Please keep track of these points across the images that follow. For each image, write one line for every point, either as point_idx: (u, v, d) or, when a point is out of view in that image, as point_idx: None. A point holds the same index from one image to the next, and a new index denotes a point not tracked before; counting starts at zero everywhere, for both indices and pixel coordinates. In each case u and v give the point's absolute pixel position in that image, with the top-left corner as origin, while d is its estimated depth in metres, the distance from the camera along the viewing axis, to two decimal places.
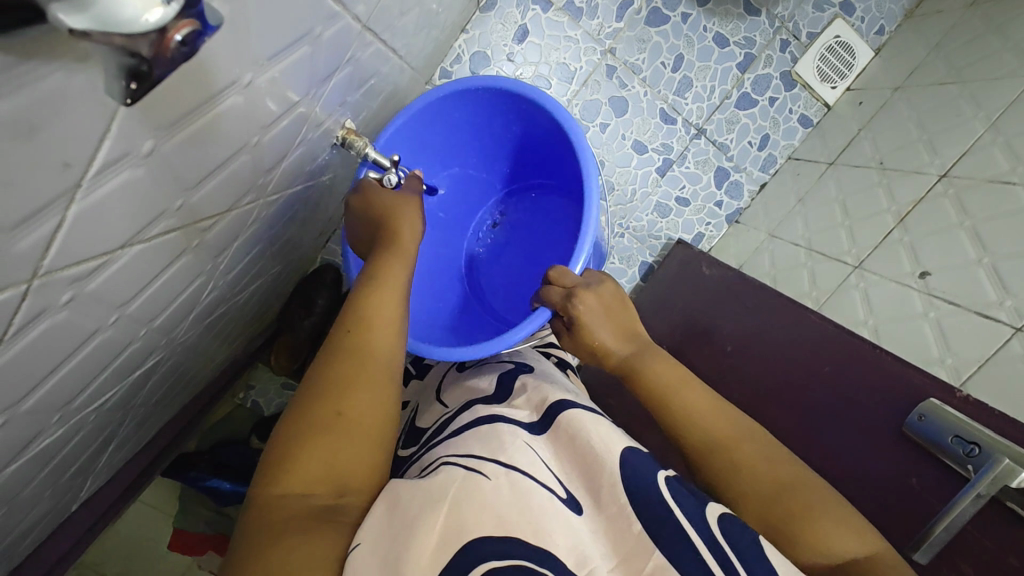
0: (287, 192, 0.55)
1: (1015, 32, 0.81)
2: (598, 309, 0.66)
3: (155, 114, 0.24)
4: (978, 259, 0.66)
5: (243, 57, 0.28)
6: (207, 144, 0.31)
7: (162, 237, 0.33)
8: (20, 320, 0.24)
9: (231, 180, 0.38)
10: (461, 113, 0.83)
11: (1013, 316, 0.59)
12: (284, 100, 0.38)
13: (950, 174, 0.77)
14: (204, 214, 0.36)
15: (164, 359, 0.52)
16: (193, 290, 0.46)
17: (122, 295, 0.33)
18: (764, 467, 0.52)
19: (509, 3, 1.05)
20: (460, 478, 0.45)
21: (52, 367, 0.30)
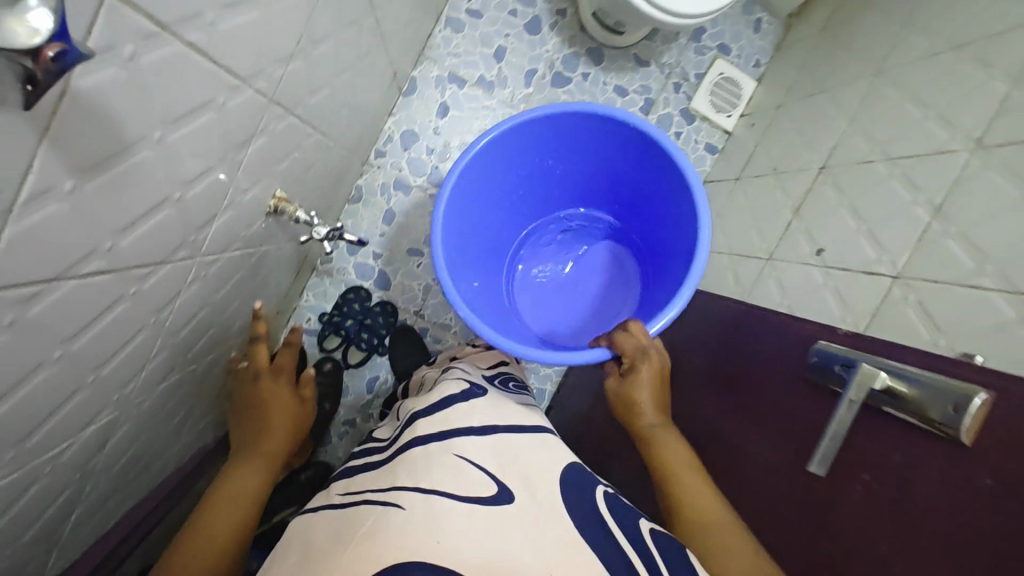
0: (227, 253, 0.61)
1: (858, 45, 0.95)
2: (658, 399, 0.69)
3: (74, 154, 0.30)
4: (857, 228, 0.75)
5: (149, 118, 0.35)
6: (128, 190, 0.37)
7: (97, 277, 0.38)
8: None
9: (159, 233, 0.44)
10: (552, 148, 0.88)
11: (891, 268, 0.67)
12: (201, 161, 0.45)
13: (827, 165, 0.87)
14: (136, 260, 0.42)
15: (120, 421, 0.56)
16: (140, 343, 0.50)
17: (63, 332, 0.38)
18: (720, 521, 0.57)
19: (428, 86, 1.18)
20: (379, 514, 0.50)
21: (1, 395, 0.34)
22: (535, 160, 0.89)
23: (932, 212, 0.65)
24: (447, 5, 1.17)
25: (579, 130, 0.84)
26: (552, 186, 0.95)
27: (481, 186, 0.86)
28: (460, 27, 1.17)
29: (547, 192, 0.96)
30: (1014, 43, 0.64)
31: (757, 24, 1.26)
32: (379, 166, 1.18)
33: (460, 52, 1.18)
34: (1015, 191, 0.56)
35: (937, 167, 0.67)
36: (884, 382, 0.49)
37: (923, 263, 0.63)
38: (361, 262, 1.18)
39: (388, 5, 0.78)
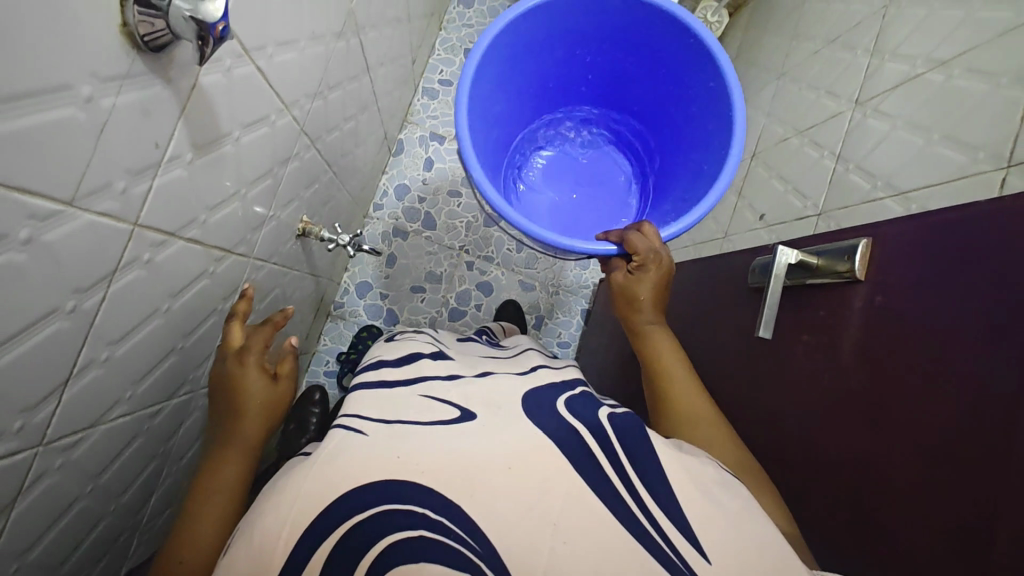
0: (269, 263, 0.79)
1: (766, 61, 1.16)
2: (652, 293, 0.74)
3: (196, 134, 0.44)
4: (786, 189, 0.90)
5: (233, 120, 0.50)
6: (218, 179, 0.52)
7: (192, 244, 0.53)
8: (127, 258, 0.43)
9: (228, 224, 0.59)
10: (579, 57, 0.92)
11: (815, 208, 0.81)
12: (258, 166, 0.60)
13: (757, 153, 1.04)
14: (215, 244, 0.58)
15: (191, 401, 0.72)
16: (209, 326, 0.67)
17: (170, 287, 0.53)
18: (728, 450, 0.58)
19: (413, 146, 1.36)
20: (337, 440, 0.48)
21: (132, 328, 0.49)
22: (567, 58, 0.91)
23: (836, 158, 0.80)
24: (423, 78, 1.38)
25: (604, 40, 0.88)
26: (576, 95, 1.02)
27: (516, 102, 0.94)
28: (435, 94, 1.38)
29: (569, 100, 1.03)
30: (868, 29, 0.83)
31: None
32: (377, 218, 1.32)
33: (438, 114, 1.37)
34: (887, 126, 0.72)
35: (834, 128, 0.83)
36: (798, 257, 0.61)
37: (836, 197, 0.77)
38: (370, 303, 1.31)
39: (379, 68, 0.96)
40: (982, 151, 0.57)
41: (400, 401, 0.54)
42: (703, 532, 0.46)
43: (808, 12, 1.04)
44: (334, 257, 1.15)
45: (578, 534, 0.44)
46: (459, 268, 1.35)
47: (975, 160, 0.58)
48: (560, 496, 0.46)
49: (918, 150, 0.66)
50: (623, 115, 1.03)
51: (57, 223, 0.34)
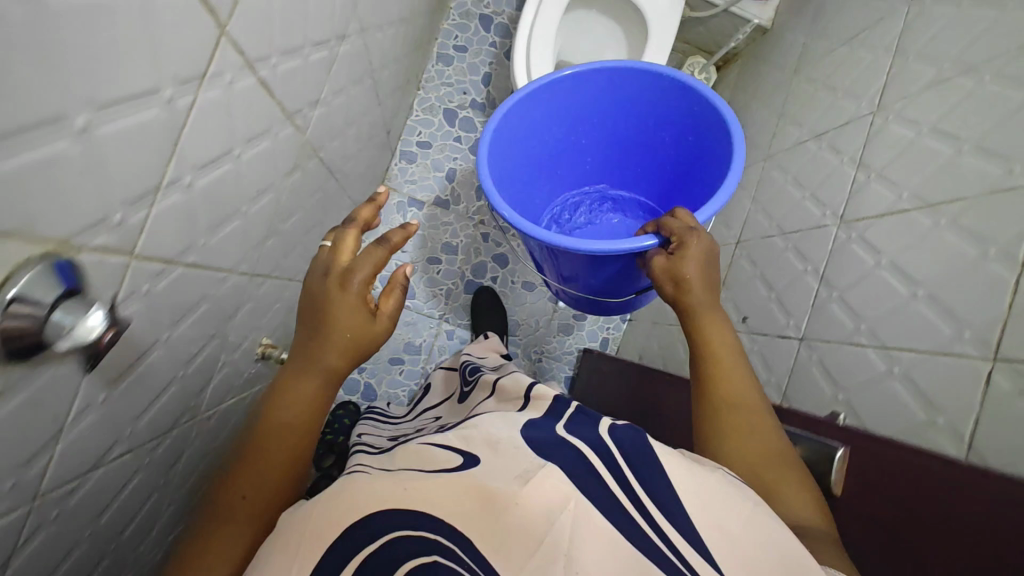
0: (221, 406, 0.82)
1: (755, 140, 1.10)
2: (700, 270, 0.63)
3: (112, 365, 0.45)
4: (770, 295, 0.87)
5: (140, 334, 0.50)
6: (133, 396, 0.54)
7: (114, 461, 0.56)
8: (26, 532, 0.46)
9: (156, 418, 0.61)
10: (587, 127, 0.92)
11: (797, 330, 0.79)
12: (184, 342, 0.60)
13: (743, 240, 1.00)
14: (141, 443, 0.60)
15: (149, 563, 0.78)
16: (155, 499, 0.71)
17: (92, 512, 0.56)
18: (761, 440, 0.54)
19: (391, 213, 1.32)
20: (342, 481, 0.43)
21: (54, 566, 0.53)
22: (585, 122, 0.92)
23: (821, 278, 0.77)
24: (401, 140, 1.33)
25: (616, 106, 0.89)
26: (585, 167, 1.00)
27: (532, 163, 0.92)
28: (414, 158, 1.33)
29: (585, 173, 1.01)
30: (857, 135, 0.78)
31: None
32: None
33: (416, 179, 1.33)
34: (872, 261, 0.68)
35: (814, 245, 0.80)
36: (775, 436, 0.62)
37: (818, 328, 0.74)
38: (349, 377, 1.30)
39: (345, 165, 0.92)
40: (967, 331, 0.54)
41: (400, 455, 0.48)
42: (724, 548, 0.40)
43: (800, 94, 0.99)
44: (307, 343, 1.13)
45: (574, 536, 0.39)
46: (439, 338, 1.33)
47: (960, 339, 0.55)
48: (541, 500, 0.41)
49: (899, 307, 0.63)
50: (648, 192, 0.99)
51: None
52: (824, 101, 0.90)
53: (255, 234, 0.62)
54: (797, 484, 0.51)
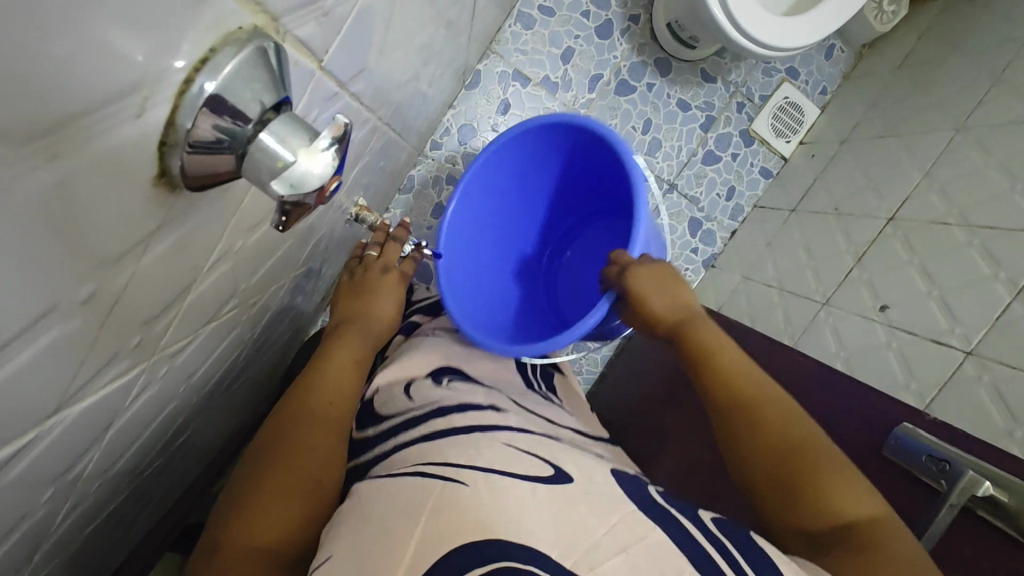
0: (308, 267, 0.63)
1: (907, 133, 0.97)
2: (654, 282, 0.69)
3: (141, 310, 0.24)
4: (928, 292, 0.75)
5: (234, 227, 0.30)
6: (210, 294, 0.33)
7: (211, 327, 0.37)
8: (87, 369, 0.24)
9: (261, 259, 0.39)
10: (535, 175, 0.89)
11: (964, 342, 0.67)
12: None
13: (897, 217, 0.87)
14: (240, 303, 0.40)
15: (190, 437, 0.58)
16: (232, 364, 0.52)
17: (182, 379, 0.37)
18: (790, 432, 0.53)
19: (491, 82, 1.14)
20: (437, 486, 0.41)
21: (116, 459, 0.34)
22: (511, 176, 0.87)
23: None
24: None
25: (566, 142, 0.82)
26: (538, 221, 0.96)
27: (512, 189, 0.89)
28: (531, 23, 1.14)
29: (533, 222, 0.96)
30: None
31: (831, 51, 1.24)
32: (433, 158, 1.15)
33: (527, 49, 1.14)
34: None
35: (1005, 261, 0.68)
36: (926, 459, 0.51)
37: (926, 367, 0.69)
38: None
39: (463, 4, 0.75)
40: None
41: (480, 449, 0.46)
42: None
43: (955, 138, 0.86)
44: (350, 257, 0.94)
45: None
46: None
47: None
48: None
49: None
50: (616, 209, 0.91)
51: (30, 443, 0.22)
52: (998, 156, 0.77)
53: (376, 96, 0.55)
54: (786, 421, 0.54)
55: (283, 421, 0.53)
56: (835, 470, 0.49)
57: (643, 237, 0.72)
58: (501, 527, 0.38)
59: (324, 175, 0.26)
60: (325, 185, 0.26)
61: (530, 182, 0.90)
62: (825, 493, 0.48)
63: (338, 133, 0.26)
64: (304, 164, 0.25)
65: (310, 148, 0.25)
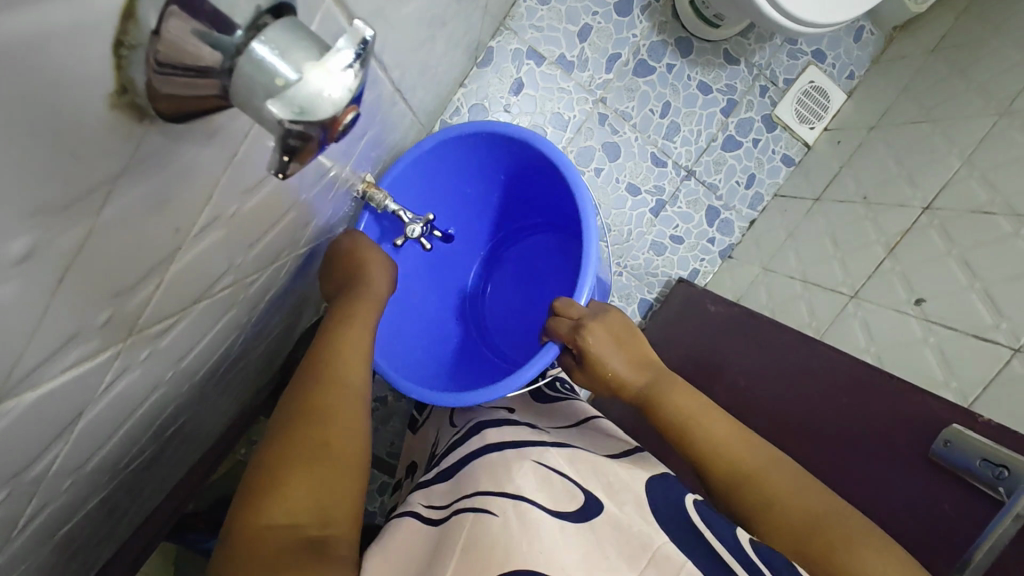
0: (312, 246, 0.57)
1: (943, 118, 0.92)
2: (609, 342, 0.66)
3: (112, 280, 0.19)
4: (970, 285, 0.70)
5: (230, 190, 0.25)
6: (204, 266, 0.28)
7: (202, 305, 0.32)
8: (46, 350, 0.18)
9: (260, 232, 0.34)
10: (458, 190, 0.81)
11: (1011, 338, 0.62)
12: (317, 171, 0.39)
13: (933, 206, 0.82)
14: (236, 280, 0.35)
15: (182, 426, 0.53)
16: (227, 347, 0.47)
17: (167, 365, 0.33)
18: (790, 505, 0.51)
19: (504, 59, 1.09)
20: (469, 521, 0.42)
21: (89, 457, 0.29)
22: (476, 188, 0.82)
23: None
24: None
25: (476, 156, 0.76)
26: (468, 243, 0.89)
27: (471, 196, 0.83)
28: None
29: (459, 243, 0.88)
30: None
31: (860, 33, 1.18)
32: None
33: (542, 25, 1.09)
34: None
35: None
36: (981, 463, 0.47)
37: (968, 365, 0.65)
38: None
39: None
40: None
41: (513, 475, 0.47)
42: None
43: (999, 123, 0.81)
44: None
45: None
46: None
47: None
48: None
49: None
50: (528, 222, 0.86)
51: None
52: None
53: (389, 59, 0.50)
54: (790, 490, 0.52)
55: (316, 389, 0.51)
56: (858, 534, 0.47)
57: (586, 277, 0.69)
58: (533, 561, 0.38)
59: (337, 99, 0.16)
60: (339, 117, 0.17)
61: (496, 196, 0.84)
62: (847, 558, 0.46)
63: (360, 42, 0.17)
64: (311, 82, 0.16)
65: (318, 61, 0.16)
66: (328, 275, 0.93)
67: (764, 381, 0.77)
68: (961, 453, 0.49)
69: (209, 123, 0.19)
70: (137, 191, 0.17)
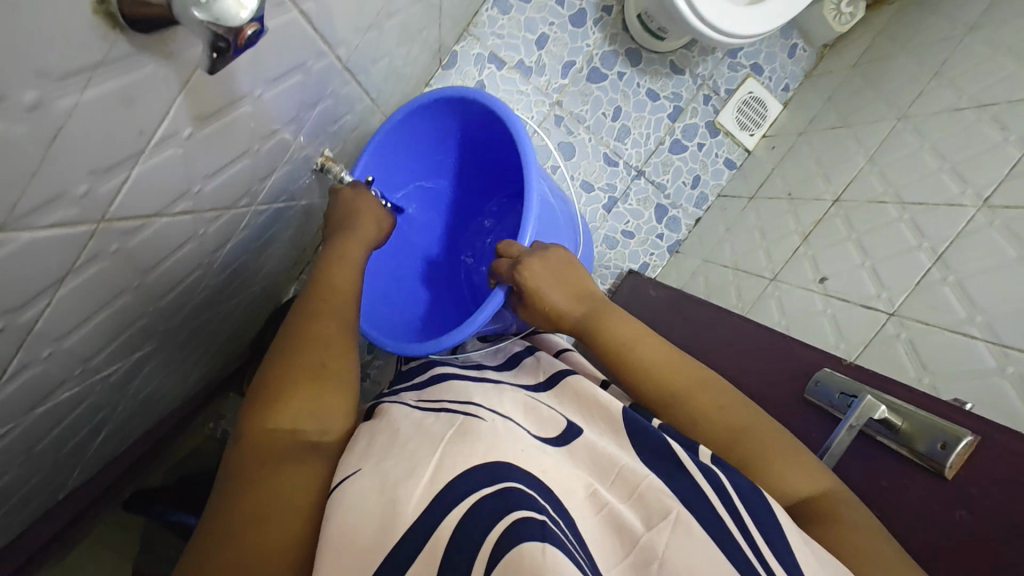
0: (274, 206, 0.65)
1: (855, 124, 1.03)
2: (547, 277, 0.67)
3: (91, 158, 0.27)
4: (861, 263, 0.80)
5: (182, 114, 0.32)
6: (167, 178, 0.35)
7: (163, 222, 0.39)
8: (39, 200, 0.25)
9: (217, 167, 0.41)
10: (425, 161, 0.89)
11: (888, 305, 0.72)
12: (270, 126, 0.47)
13: (841, 199, 0.92)
14: (193, 210, 0.42)
15: (151, 359, 0.59)
16: (192, 281, 0.54)
17: (134, 270, 0.39)
18: (717, 420, 0.53)
19: (468, 63, 1.18)
20: (458, 421, 0.47)
21: (65, 333, 0.36)
22: (440, 157, 0.89)
23: (951, 241, 0.69)
24: None
25: (438, 126, 0.83)
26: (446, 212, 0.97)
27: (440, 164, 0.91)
28: (507, 9, 1.17)
29: (435, 212, 0.96)
30: None
31: (794, 49, 1.29)
32: None
33: (503, 33, 1.18)
34: (962, 313, 0.62)
35: (921, 236, 0.74)
36: (839, 394, 0.56)
37: (854, 329, 0.74)
38: None
39: None
40: (1013, 365, 0.55)
41: (506, 402, 0.53)
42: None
43: (896, 126, 0.91)
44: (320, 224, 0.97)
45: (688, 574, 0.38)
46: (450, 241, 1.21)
47: (1000, 371, 0.56)
48: (665, 531, 0.41)
49: (972, 373, 0.58)
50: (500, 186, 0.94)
51: None
52: (928, 140, 0.83)
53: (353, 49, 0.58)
54: (717, 411, 0.54)
55: (305, 319, 0.56)
56: (773, 449, 0.50)
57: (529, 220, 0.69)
58: (515, 458, 0.43)
59: (245, 18, 0.22)
60: (243, 30, 0.23)
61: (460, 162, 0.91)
62: (771, 472, 0.49)
63: None
64: (229, 4, 0.22)
65: None
66: (296, 253, 0.99)
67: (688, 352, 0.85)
68: (829, 387, 0.57)
69: (166, 44, 0.26)
70: (110, 88, 0.25)
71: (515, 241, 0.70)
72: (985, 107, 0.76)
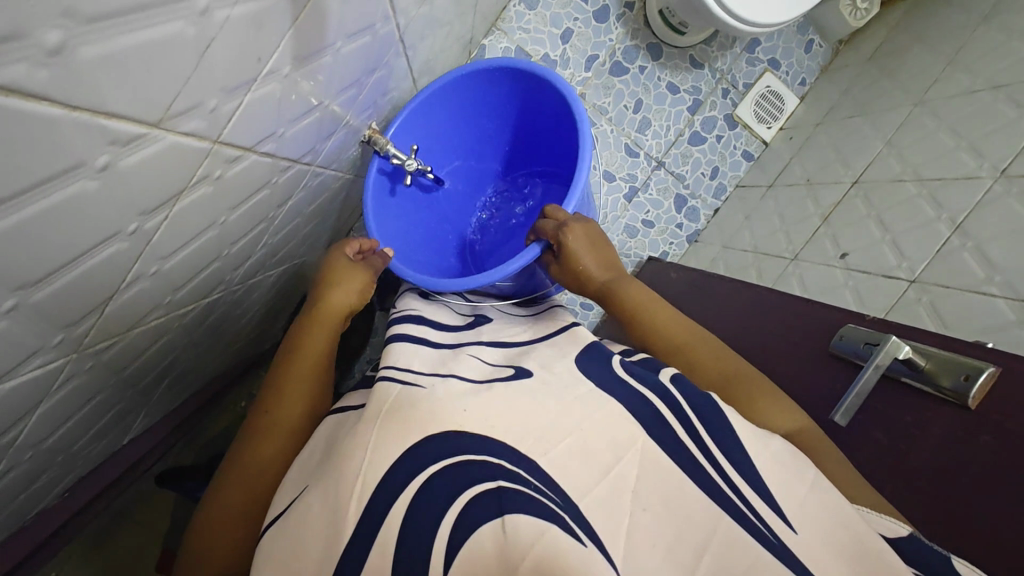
0: (327, 171, 0.69)
1: (873, 111, 1.06)
2: (585, 240, 0.70)
3: (223, 75, 0.31)
4: (882, 237, 0.83)
5: (286, 52, 0.36)
6: (263, 114, 0.39)
7: (251, 160, 0.43)
8: (184, 106, 0.29)
9: (296, 114, 0.45)
10: (466, 129, 0.93)
11: (909, 273, 0.75)
12: (338, 83, 0.51)
13: (860, 181, 0.96)
14: (273, 154, 0.47)
15: (214, 310, 0.64)
16: (257, 234, 0.58)
17: (224, 204, 0.44)
18: (712, 366, 0.57)
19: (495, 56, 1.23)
20: (395, 392, 0.46)
21: (171, 253, 0.40)
22: (481, 127, 0.94)
23: (971, 211, 0.72)
24: None
25: (487, 96, 0.88)
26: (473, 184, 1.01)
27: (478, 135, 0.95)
28: (533, 4, 1.22)
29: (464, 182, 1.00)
30: None
31: (810, 45, 1.33)
32: None
33: (530, 28, 1.23)
34: (981, 274, 0.65)
35: (940, 209, 0.77)
36: (861, 343, 0.59)
37: (876, 298, 0.77)
38: None
39: None
40: None
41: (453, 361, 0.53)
42: (787, 504, 0.42)
43: (914, 110, 0.94)
44: (357, 205, 1.01)
45: (670, 499, 0.41)
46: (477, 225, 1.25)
47: (1020, 324, 0.59)
48: (632, 460, 0.43)
49: (993, 328, 0.61)
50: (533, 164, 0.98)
51: (136, 146, 0.28)
52: (946, 121, 0.86)
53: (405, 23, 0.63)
54: (717, 356, 0.58)
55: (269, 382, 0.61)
56: (761, 389, 0.54)
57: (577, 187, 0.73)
58: (464, 420, 0.43)
59: None
60: None
61: (499, 134, 0.96)
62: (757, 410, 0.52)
63: None
64: None
65: None
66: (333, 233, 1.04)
67: (712, 324, 0.88)
68: (851, 341, 0.61)
69: None
70: (248, 10, 0.29)
71: (562, 206, 0.74)
72: (1000, 87, 0.80)
